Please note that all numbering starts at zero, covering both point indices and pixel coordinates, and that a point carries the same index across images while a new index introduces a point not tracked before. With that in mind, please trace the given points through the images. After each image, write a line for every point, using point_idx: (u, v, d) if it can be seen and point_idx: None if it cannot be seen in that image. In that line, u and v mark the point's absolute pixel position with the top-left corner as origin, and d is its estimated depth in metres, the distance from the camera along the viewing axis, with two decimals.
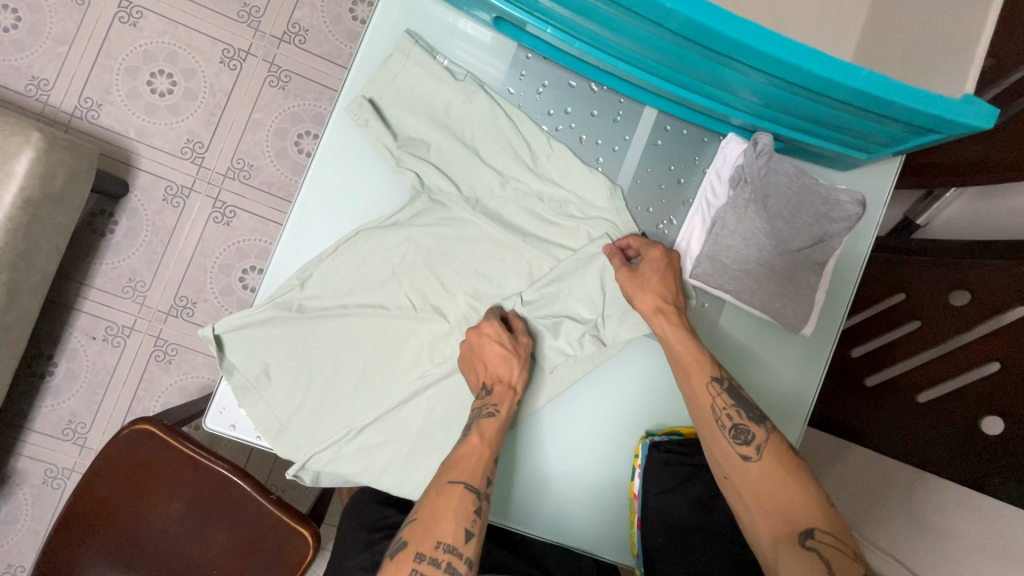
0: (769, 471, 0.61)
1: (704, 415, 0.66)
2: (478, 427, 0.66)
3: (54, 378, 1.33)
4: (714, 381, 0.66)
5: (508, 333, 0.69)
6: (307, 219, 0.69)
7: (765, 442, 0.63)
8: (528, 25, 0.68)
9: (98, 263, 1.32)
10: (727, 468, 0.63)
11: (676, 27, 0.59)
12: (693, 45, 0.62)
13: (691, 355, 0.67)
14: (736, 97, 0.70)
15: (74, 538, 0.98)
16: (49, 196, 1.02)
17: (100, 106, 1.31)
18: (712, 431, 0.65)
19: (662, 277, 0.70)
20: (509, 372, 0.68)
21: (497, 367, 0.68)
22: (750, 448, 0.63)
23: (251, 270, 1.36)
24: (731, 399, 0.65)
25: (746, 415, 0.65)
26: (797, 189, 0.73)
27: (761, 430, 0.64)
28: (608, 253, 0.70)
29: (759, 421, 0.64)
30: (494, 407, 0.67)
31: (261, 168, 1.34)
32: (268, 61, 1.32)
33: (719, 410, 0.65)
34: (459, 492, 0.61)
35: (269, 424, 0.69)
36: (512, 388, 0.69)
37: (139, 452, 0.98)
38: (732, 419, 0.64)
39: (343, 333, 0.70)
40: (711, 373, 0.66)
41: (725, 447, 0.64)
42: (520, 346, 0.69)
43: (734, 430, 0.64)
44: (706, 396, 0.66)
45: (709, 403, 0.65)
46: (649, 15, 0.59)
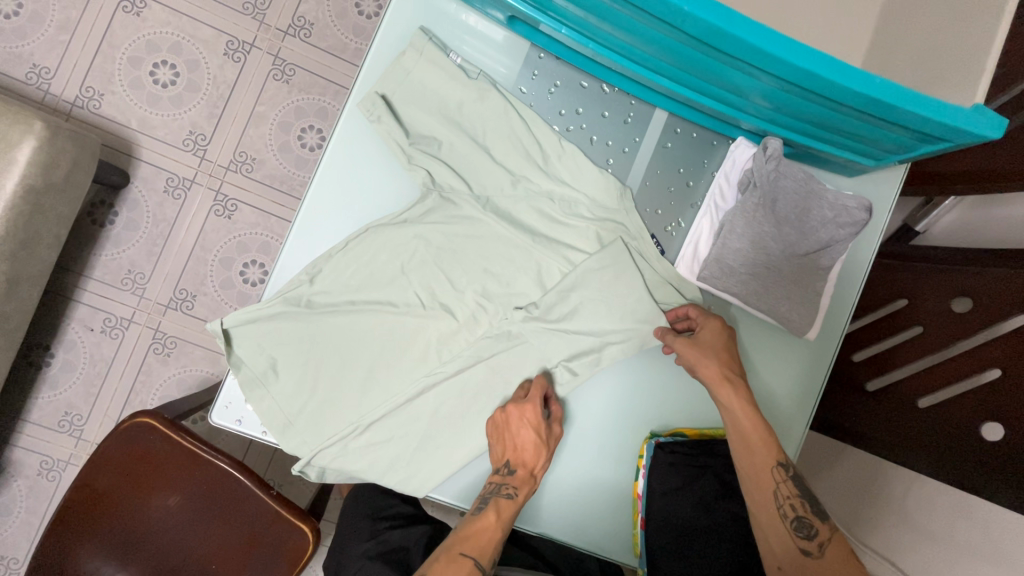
0: (831, 571, 0.61)
1: (766, 499, 0.64)
2: (496, 504, 0.65)
3: (50, 369, 1.33)
4: (780, 466, 0.65)
5: (545, 421, 0.68)
6: (317, 215, 0.69)
7: (827, 539, 0.63)
8: (541, 24, 0.69)
9: (98, 255, 1.33)
10: (783, 560, 0.63)
11: (694, 32, 0.60)
12: (708, 49, 0.63)
13: (758, 435, 0.66)
14: (747, 101, 0.71)
15: (70, 531, 0.98)
16: (52, 184, 1.04)
17: (102, 96, 1.31)
18: (773, 520, 0.64)
19: (723, 345, 0.70)
20: (533, 460, 0.67)
21: (524, 450, 0.67)
22: (812, 544, 0.62)
23: (252, 264, 1.36)
24: (795, 489, 0.65)
25: (809, 509, 0.64)
26: (804, 193, 0.74)
27: (826, 527, 0.64)
28: (659, 334, 0.71)
29: (821, 516, 0.64)
30: (513, 489, 0.66)
31: (263, 162, 1.34)
32: (272, 55, 1.33)
33: (783, 497, 0.64)
34: (467, 567, 0.60)
35: (276, 419, 0.69)
36: (534, 477, 0.67)
37: (139, 445, 0.98)
38: (795, 511, 0.64)
39: (351, 330, 0.69)
40: (778, 457, 0.65)
41: (785, 538, 0.63)
42: (549, 438, 0.68)
43: (796, 522, 0.63)
44: (770, 480, 0.65)
45: (772, 488, 0.64)
46: (666, 19, 0.60)
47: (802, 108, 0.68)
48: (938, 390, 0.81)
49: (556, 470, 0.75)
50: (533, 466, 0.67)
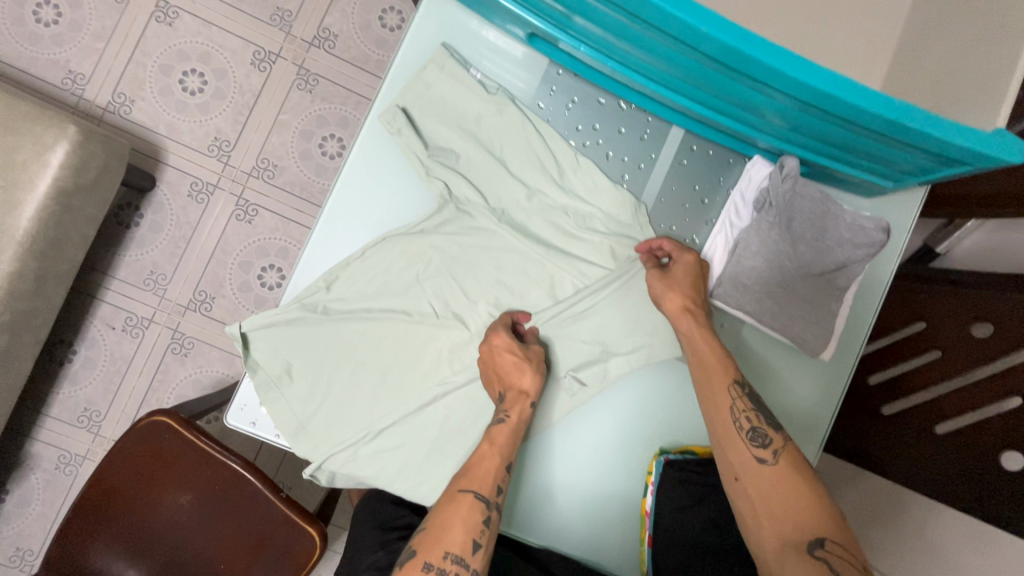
0: (785, 476, 0.60)
1: (722, 414, 0.65)
2: (490, 434, 0.66)
3: (72, 365, 1.39)
4: (736, 384, 0.66)
5: (518, 342, 0.69)
6: (335, 223, 0.70)
7: (782, 447, 0.62)
8: (561, 42, 0.70)
9: (122, 255, 1.40)
10: (739, 468, 0.62)
11: (714, 53, 0.60)
12: (728, 70, 0.63)
13: (713, 356, 0.67)
14: (764, 121, 0.71)
15: (85, 526, 0.99)
16: (81, 186, 1.08)
17: (133, 102, 1.37)
18: (729, 432, 0.64)
19: (691, 279, 0.70)
20: (518, 378, 0.68)
21: (508, 374, 0.68)
22: (766, 451, 0.61)
23: (270, 268, 1.43)
24: (751, 403, 0.65)
25: (764, 420, 0.64)
26: (820, 213, 0.73)
27: (780, 438, 0.63)
28: (641, 257, 0.73)
29: (776, 428, 0.64)
30: (505, 412, 0.67)
31: (284, 168, 1.41)
32: (297, 65, 1.39)
33: (738, 410, 0.64)
34: (469, 501, 0.61)
35: (289, 423, 0.69)
36: (524, 394, 0.68)
37: (154, 443, 0.99)
38: (750, 422, 0.64)
39: (366, 338, 0.70)
40: (733, 375, 0.66)
41: (741, 450, 0.62)
42: (532, 353, 0.69)
43: (752, 432, 0.63)
44: (725, 395, 0.65)
45: (727, 403, 0.65)
46: (686, 40, 0.60)
47: (820, 130, 0.68)
48: (955, 416, 0.79)
49: (563, 481, 0.75)
50: (520, 384, 0.68)
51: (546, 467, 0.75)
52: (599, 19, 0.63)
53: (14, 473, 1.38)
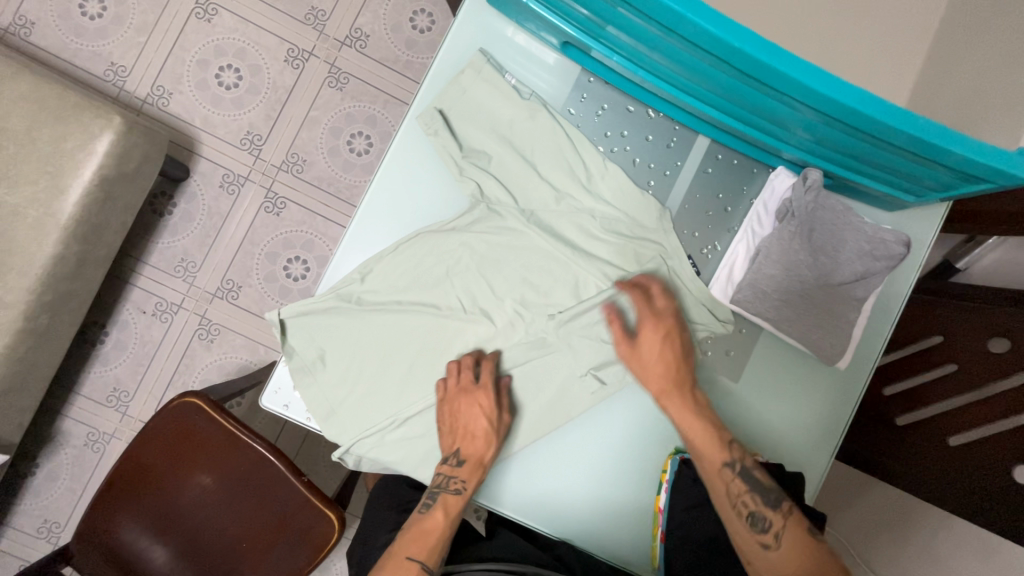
0: (790, 560, 0.62)
1: (719, 502, 0.67)
2: (444, 503, 0.70)
3: (104, 346, 1.45)
4: (727, 467, 0.68)
5: (496, 410, 0.72)
6: (371, 218, 0.74)
7: (782, 528, 0.63)
8: (594, 50, 0.73)
9: (155, 242, 1.45)
10: (748, 559, 0.64)
11: (744, 66, 0.63)
12: (755, 83, 0.65)
13: (702, 440, 0.70)
14: (789, 132, 0.73)
15: (115, 500, 1.04)
16: (122, 174, 1.13)
17: (170, 95, 1.45)
18: (731, 520, 0.66)
19: (663, 358, 0.72)
20: (481, 450, 0.71)
21: (474, 438, 0.71)
22: (767, 537, 0.63)
23: (296, 260, 1.49)
24: (744, 484, 0.66)
25: (761, 501, 0.65)
26: (841, 225, 0.75)
27: (779, 515, 0.64)
28: (608, 316, 0.73)
29: (774, 505, 0.65)
30: (461, 483, 0.71)
31: (313, 163, 1.48)
32: (329, 63, 1.47)
33: (733, 497, 0.66)
34: (414, 570, 0.66)
35: (321, 406, 0.73)
36: (482, 463, 0.72)
37: (185, 423, 1.03)
38: (747, 506, 0.65)
39: (396, 328, 0.74)
40: (722, 460, 0.68)
41: (744, 539, 0.65)
42: (498, 426, 0.72)
43: (750, 516, 0.65)
44: (718, 483, 0.67)
45: (721, 489, 0.67)
46: (717, 53, 0.63)
47: (845, 143, 0.70)
48: (968, 429, 0.80)
49: (567, 468, 0.77)
50: (481, 456, 0.71)
51: (552, 453, 0.77)
52: (634, 30, 0.65)
53: (44, 448, 1.43)
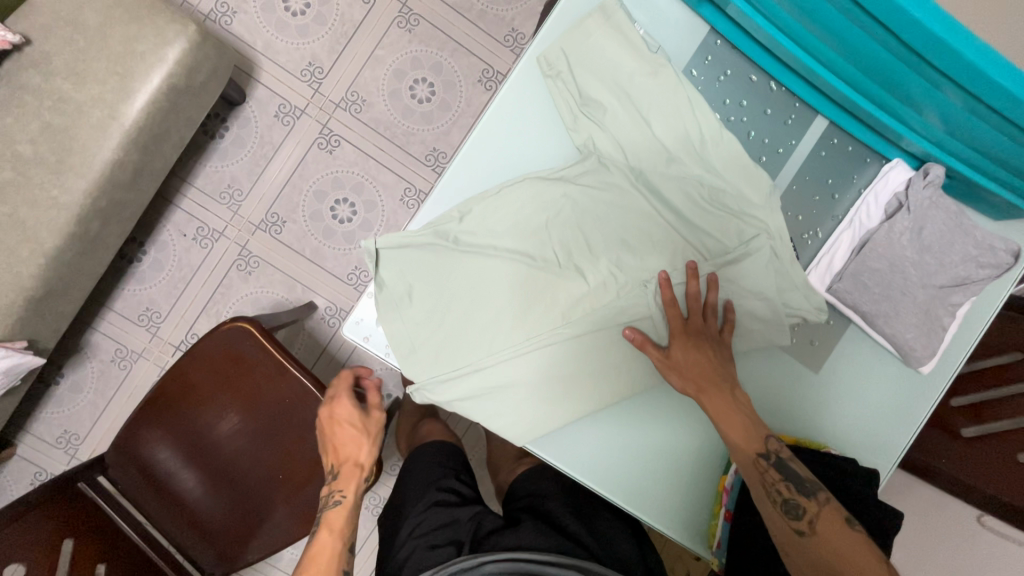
0: (826, 546, 0.62)
1: (755, 490, 0.67)
2: (328, 518, 0.84)
3: (140, 265, 1.42)
4: (762, 458, 0.67)
5: (361, 413, 0.90)
6: (477, 154, 0.71)
7: (817, 515, 0.64)
8: (730, 7, 0.70)
9: (203, 164, 1.42)
10: (783, 543, 0.65)
11: (892, 23, 0.61)
12: (898, 46, 0.64)
13: (738, 431, 0.67)
14: (921, 118, 0.71)
15: (153, 415, 1.01)
16: (189, 86, 1.08)
17: (234, 13, 1.41)
18: (766, 507, 0.66)
19: (695, 361, 0.70)
20: (356, 452, 0.88)
21: (347, 446, 0.88)
22: (802, 524, 0.64)
23: (343, 202, 1.46)
24: (781, 474, 0.66)
25: (796, 490, 0.66)
26: (954, 225, 0.72)
27: (813, 503, 0.65)
28: (636, 344, 0.71)
29: (808, 493, 0.65)
30: (341, 493, 0.86)
31: (372, 105, 1.45)
32: (401, 2, 1.44)
33: (770, 486, 0.66)
34: None
35: (404, 343, 0.72)
36: (358, 467, 0.87)
37: (234, 348, 1.00)
38: (782, 495, 0.66)
39: (488, 274, 0.72)
40: (758, 449, 0.67)
41: (779, 524, 0.65)
42: (369, 425, 0.90)
43: (785, 505, 0.65)
44: (754, 473, 0.67)
45: (757, 478, 0.67)
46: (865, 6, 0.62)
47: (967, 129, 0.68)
48: None
49: (638, 438, 0.76)
50: (356, 457, 0.88)
51: (618, 415, 0.76)
52: None
53: (70, 359, 1.41)
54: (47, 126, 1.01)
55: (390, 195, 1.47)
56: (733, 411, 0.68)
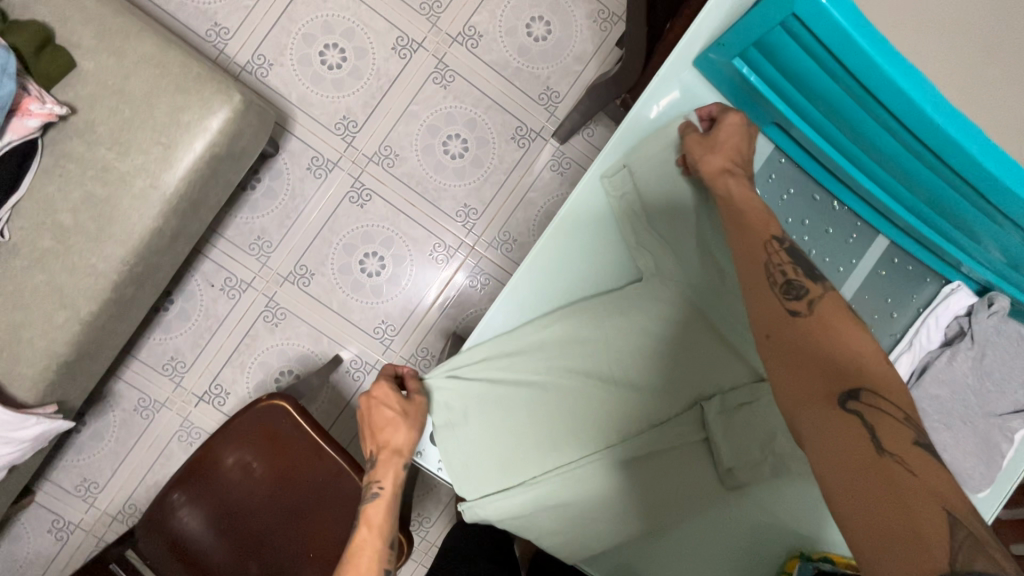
0: (818, 324, 0.57)
1: (755, 267, 0.63)
2: (367, 512, 0.75)
3: (167, 314, 1.41)
4: (773, 240, 0.63)
5: (400, 399, 0.73)
6: (538, 273, 0.73)
7: (819, 297, 0.58)
8: (796, 131, 0.71)
9: (233, 216, 1.41)
10: (769, 325, 0.60)
11: (968, 173, 0.60)
12: (971, 191, 0.63)
13: (738, 237, 0.66)
14: (983, 250, 0.70)
15: (187, 485, 1.00)
16: (230, 152, 1.08)
17: (271, 65, 1.40)
18: (760, 284, 0.62)
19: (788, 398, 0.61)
20: (398, 442, 0.73)
21: (385, 431, 0.73)
22: (800, 303, 0.59)
23: (372, 255, 1.45)
24: (789, 257, 0.62)
25: (802, 272, 0.61)
26: (1017, 353, 0.72)
27: (818, 288, 0.59)
28: (681, 127, 0.72)
29: (816, 279, 0.60)
30: (379, 484, 0.75)
31: (405, 159, 1.44)
32: (437, 58, 1.43)
33: (772, 265, 0.62)
34: None
35: (456, 461, 0.72)
36: (396, 454, 0.74)
37: (271, 425, 1.00)
38: (785, 275, 0.61)
39: (542, 392, 0.73)
40: (772, 233, 0.64)
41: (771, 301, 0.61)
42: (411, 409, 0.73)
43: (785, 285, 0.60)
44: (762, 251, 0.63)
45: (762, 257, 0.63)
46: (937, 152, 0.61)
47: None
48: None
49: (687, 558, 0.75)
50: (398, 450, 0.73)
51: (668, 532, 0.75)
52: (852, 118, 0.65)
53: (93, 407, 1.40)
54: (89, 195, 1.00)
55: (420, 250, 1.46)
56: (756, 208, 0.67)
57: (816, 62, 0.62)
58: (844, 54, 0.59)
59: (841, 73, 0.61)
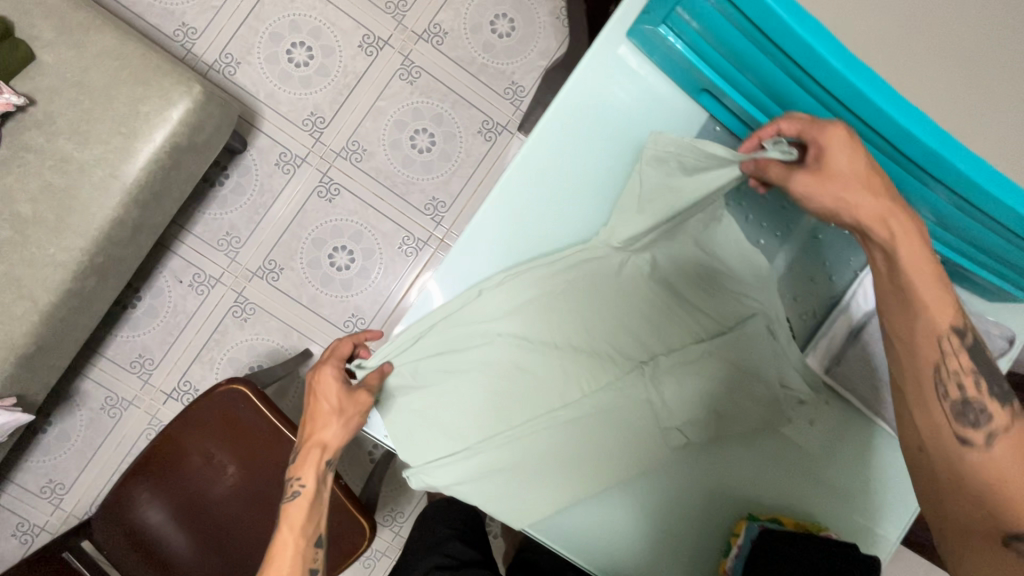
0: (1004, 456, 0.57)
1: (925, 371, 0.60)
2: (287, 506, 0.75)
3: (135, 311, 1.41)
4: (944, 333, 0.59)
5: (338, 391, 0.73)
6: (478, 240, 0.73)
7: (1004, 426, 0.58)
8: (728, 98, 0.73)
9: (202, 211, 1.42)
10: (931, 444, 0.60)
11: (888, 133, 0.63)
12: (891, 146, 0.65)
13: (897, 322, 0.61)
14: (910, 207, 0.73)
15: (146, 476, 1.00)
16: (192, 145, 1.09)
17: (238, 64, 1.43)
18: (926, 397, 0.60)
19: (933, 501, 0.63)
20: (326, 436, 0.73)
21: (317, 423, 0.73)
22: (979, 431, 0.58)
23: (341, 249, 1.46)
24: (970, 362, 0.59)
25: (987, 388, 0.59)
26: None
27: (1004, 413, 0.58)
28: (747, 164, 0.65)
29: (1001, 398, 0.59)
30: (301, 480, 0.75)
31: (373, 154, 1.46)
32: (403, 55, 1.46)
33: (945, 371, 0.59)
34: None
35: (404, 424, 0.74)
36: (320, 448, 0.74)
37: (229, 410, 0.99)
38: (964, 389, 0.59)
39: (489, 357, 0.73)
40: (953, 319, 0.59)
41: (943, 421, 0.59)
42: (349, 403, 0.72)
43: (964, 404, 0.59)
44: (929, 348, 0.60)
45: (934, 357, 0.59)
46: (855, 107, 0.63)
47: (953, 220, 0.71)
48: None
49: (634, 522, 0.75)
50: (324, 442, 0.74)
51: (615, 497, 0.75)
52: (777, 84, 0.67)
53: (59, 406, 1.39)
54: (47, 185, 1.01)
55: (389, 244, 1.47)
56: (924, 262, 0.58)
57: (739, 29, 0.64)
58: (760, 17, 0.60)
59: (762, 38, 0.62)
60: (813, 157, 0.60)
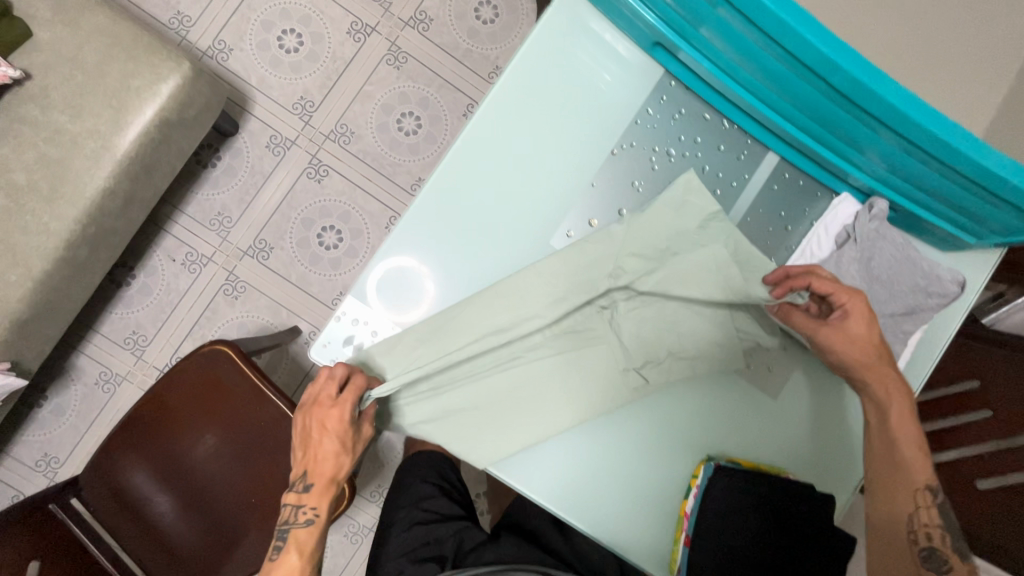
0: None
1: (900, 520, 0.72)
2: (296, 536, 0.72)
3: (129, 289, 1.45)
4: (920, 492, 0.71)
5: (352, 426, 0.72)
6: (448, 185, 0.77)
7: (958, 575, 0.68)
8: (681, 52, 0.76)
9: (195, 192, 1.46)
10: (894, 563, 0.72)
11: (833, 79, 0.65)
12: (834, 92, 0.67)
13: (880, 473, 0.74)
14: (862, 155, 0.75)
15: (132, 436, 1.03)
16: (182, 120, 1.14)
17: (231, 50, 1.48)
18: (897, 532, 0.72)
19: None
20: (336, 470, 0.73)
21: (331, 454, 0.72)
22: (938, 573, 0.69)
23: (330, 229, 1.49)
24: (937, 519, 0.71)
25: (948, 543, 0.70)
26: (901, 258, 0.76)
27: (958, 562, 0.69)
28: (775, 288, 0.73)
29: (961, 555, 0.70)
30: (313, 511, 0.73)
31: (361, 137, 1.50)
32: (390, 41, 1.51)
33: (917, 521, 0.71)
34: None
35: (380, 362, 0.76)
36: (333, 482, 0.73)
37: (212, 371, 1.02)
38: (928, 539, 0.70)
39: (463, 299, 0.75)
40: (928, 483, 0.72)
41: (905, 551, 0.71)
42: (360, 436, 0.73)
43: (925, 546, 0.70)
44: (904, 510, 0.72)
45: (909, 510, 0.72)
46: (796, 52, 0.65)
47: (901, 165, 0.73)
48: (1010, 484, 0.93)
49: (597, 461, 0.77)
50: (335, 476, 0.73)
51: (578, 437, 0.77)
52: (724, 34, 0.70)
53: (55, 381, 1.42)
54: (42, 156, 1.05)
55: (376, 224, 1.51)
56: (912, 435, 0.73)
57: None
58: None
59: None
60: (836, 312, 0.72)
